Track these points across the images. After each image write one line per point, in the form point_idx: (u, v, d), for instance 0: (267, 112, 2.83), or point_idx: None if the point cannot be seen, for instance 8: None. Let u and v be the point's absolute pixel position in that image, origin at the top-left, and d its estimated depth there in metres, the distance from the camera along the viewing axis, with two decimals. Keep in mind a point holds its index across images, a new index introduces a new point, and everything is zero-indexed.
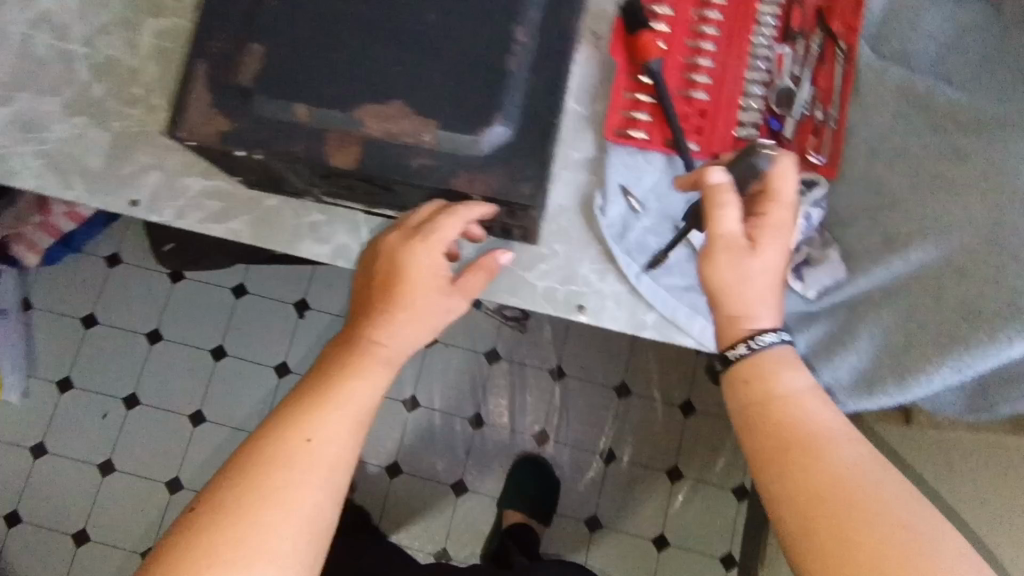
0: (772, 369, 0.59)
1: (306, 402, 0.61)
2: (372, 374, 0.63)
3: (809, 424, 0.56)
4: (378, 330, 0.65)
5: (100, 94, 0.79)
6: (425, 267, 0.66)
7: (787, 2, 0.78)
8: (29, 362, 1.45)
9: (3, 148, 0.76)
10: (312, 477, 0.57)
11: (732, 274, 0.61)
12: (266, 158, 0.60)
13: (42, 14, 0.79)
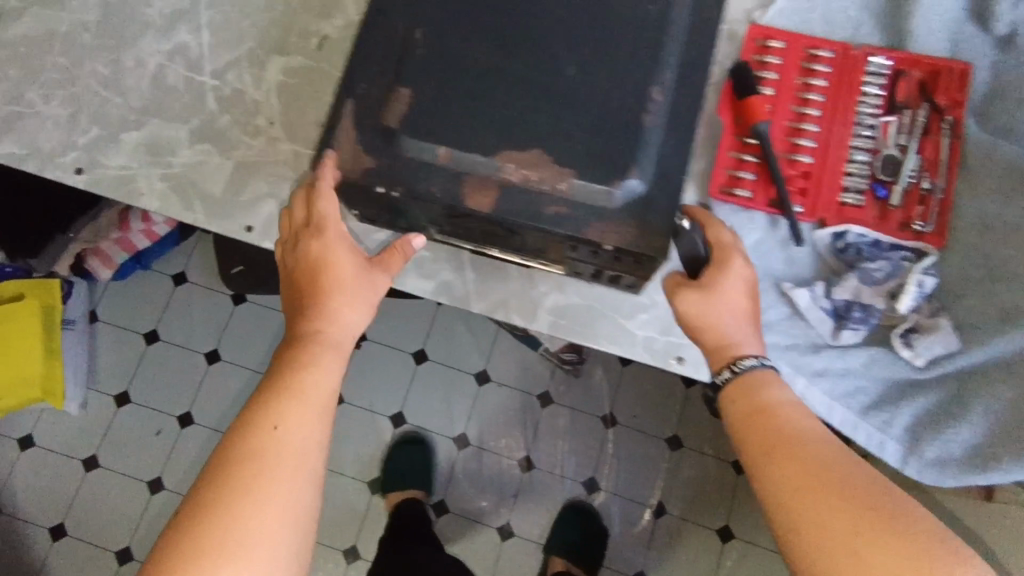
0: (749, 387, 0.64)
1: (267, 395, 0.63)
2: (326, 361, 0.65)
3: (795, 426, 0.61)
4: (315, 317, 0.66)
5: (225, 125, 0.82)
6: (335, 259, 0.67)
7: (893, 73, 0.80)
8: (90, 375, 1.47)
9: (131, 170, 0.80)
10: (288, 470, 0.60)
11: (707, 307, 0.66)
12: (403, 196, 0.62)
13: (178, 47, 0.83)
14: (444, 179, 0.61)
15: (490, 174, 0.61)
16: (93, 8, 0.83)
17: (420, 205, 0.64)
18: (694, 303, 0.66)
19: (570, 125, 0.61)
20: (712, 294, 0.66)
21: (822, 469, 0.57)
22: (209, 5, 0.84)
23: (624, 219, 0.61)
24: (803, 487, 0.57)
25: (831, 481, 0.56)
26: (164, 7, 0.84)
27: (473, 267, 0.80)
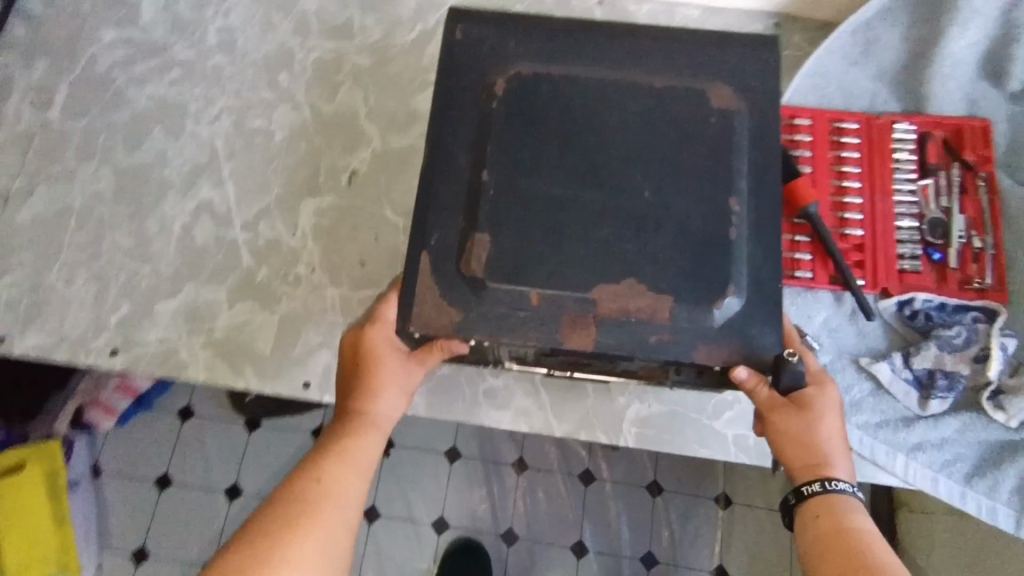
0: (838, 509, 0.59)
1: (306, 468, 0.61)
2: (365, 443, 0.63)
3: (867, 554, 0.56)
4: (360, 395, 0.65)
5: (264, 278, 0.78)
6: (383, 339, 0.64)
7: (920, 135, 0.80)
8: (101, 534, 1.36)
9: (171, 342, 0.75)
10: (311, 551, 0.56)
11: (801, 431, 0.62)
12: (494, 344, 0.60)
13: (203, 204, 0.79)
14: (540, 326, 0.59)
15: (585, 312, 0.59)
16: (108, 177, 0.79)
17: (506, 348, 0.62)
18: (786, 424, 0.62)
19: (658, 249, 0.60)
20: (807, 419, 0.62)
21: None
22: (229, 156, 0.81)
23: (733, 340, 0.58)
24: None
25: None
26: (183, 164, 0.80)
27: (549, 388, 0.76)
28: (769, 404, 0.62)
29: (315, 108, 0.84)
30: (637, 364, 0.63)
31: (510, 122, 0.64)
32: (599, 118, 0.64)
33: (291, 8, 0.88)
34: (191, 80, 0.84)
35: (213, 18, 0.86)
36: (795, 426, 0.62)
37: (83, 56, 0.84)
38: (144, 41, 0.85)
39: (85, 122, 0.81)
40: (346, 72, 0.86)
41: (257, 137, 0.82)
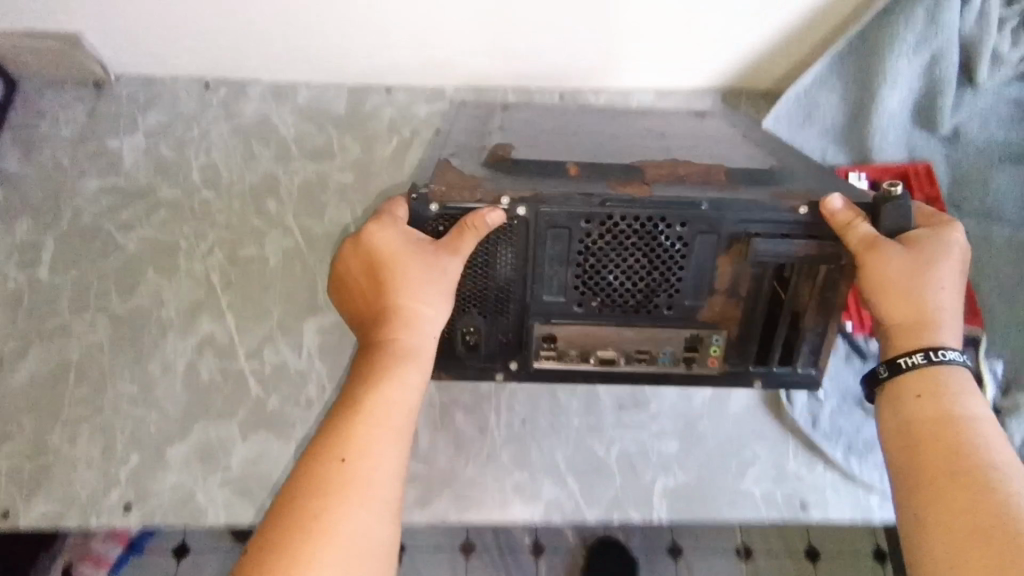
0: (942, 386, 0.56)
1: (339, 416, 0.56)
2: (400, 374, 0.58)
3: (965, 445, 0.52)
4: (390, 321, 0.61)
5: (275, 404, 0.76)
6: (398, 242, 0.62)
7: (874, 181, 0.84)
8: None
9: (185, 486, 0.71)
10: (359, 501, 0.52)
11: (906, 278, 0.58)
12: (534, 201, 0.60)
13: (205, 338, 0.79)
14: (587, 181, 0.62)
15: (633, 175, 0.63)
16: (104, 325, 0.78)
17: (553, 229, 0.61)
18: (890, 273, 0.58)
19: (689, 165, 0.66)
20: (909, 264, 0.58)
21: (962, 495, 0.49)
22: (226, 286, 0.82)
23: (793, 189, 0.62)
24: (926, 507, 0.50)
25: (962, 512, 0.49)
26: (180, 301, 0.81)
27: (574, 472, 0.76)
28: (874, 249, 0.57)
29: (305, 227, 0.86)
30: (709, 267, 0.63)
31: (524, 147, 0.70)
32: (591, 152, 0.69)
33: (270, 136, 0.92)
34: (180, 217, 0.86)
35: (196, 156, 0.89)
36: (900, 272, 0.58)
37: (67, 209, 0.85)
38: (128, 187, 0.87)
39: (76, 272, 0.81)
40: (332, 189, 0.89)
41: (251, 264, 0.84)
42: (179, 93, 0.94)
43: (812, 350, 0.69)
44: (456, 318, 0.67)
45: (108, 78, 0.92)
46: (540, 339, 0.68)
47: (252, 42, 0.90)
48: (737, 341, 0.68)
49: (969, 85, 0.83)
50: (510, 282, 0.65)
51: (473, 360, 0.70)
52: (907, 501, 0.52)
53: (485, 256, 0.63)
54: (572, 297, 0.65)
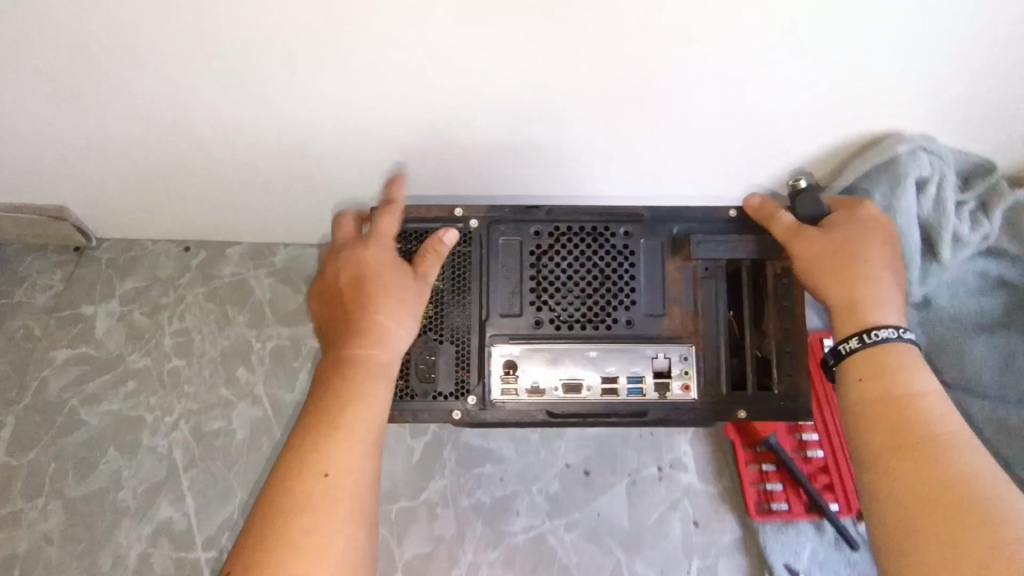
0: (897, 366, 0.56)
1: (312, 429, 0.56)
2: (371, 390, 0.58)
3: (907, 422, 0.54)
4: (362, 337, 0.59)
5: None
6: (390, 260, 0.63)
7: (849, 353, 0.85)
8: None
9: None
10: (344, 513, 0.53)
11: (840, 259, 0.60)
12: (484, 213, 0.67)
13: (162, 524, 0.77)
14: None
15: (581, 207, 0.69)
16: (57, 512, 0.77)
17: (505, 242, 0.66)
18: (816, 254, 0.61)
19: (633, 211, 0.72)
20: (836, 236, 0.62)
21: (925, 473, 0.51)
22: (188, 464, 0.80)
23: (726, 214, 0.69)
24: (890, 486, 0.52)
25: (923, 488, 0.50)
26: (139, 482, 0.79)
27: None
28: (797, 232, 0.62)
29: (275, 398, 0.85)
30: (661, 277, 0.66)
31: None
32: None
33: (245, 300, 0.91)
34: (147, 389, 0.84)
35: (169, 322, 0.89)
36: (830, 251, 0.61)
37: (34, 382, 0.84)
38: (98, 357, 0.86)
39: (35, 453, 0.80)
40: (305, 356, 0.87)
41: (216, 439, 0.82)
42: (158, 257, 0.93)
43: (789, 371, 0.65)
44: (415, 345, 0.65)
45: (89, 243, 0.93)
46: (499, 366, 0.65)
47: (229, 212, 0.89)
48: (708, 360, 0.65)
49: (934, 261, 0.81)
50: (464, 314, 0.65)
51: (430, 394, 0.64)
52: (871, 479, 0.53)
53: (439, 302, 0.66)
54: (527, 311, 0.66)
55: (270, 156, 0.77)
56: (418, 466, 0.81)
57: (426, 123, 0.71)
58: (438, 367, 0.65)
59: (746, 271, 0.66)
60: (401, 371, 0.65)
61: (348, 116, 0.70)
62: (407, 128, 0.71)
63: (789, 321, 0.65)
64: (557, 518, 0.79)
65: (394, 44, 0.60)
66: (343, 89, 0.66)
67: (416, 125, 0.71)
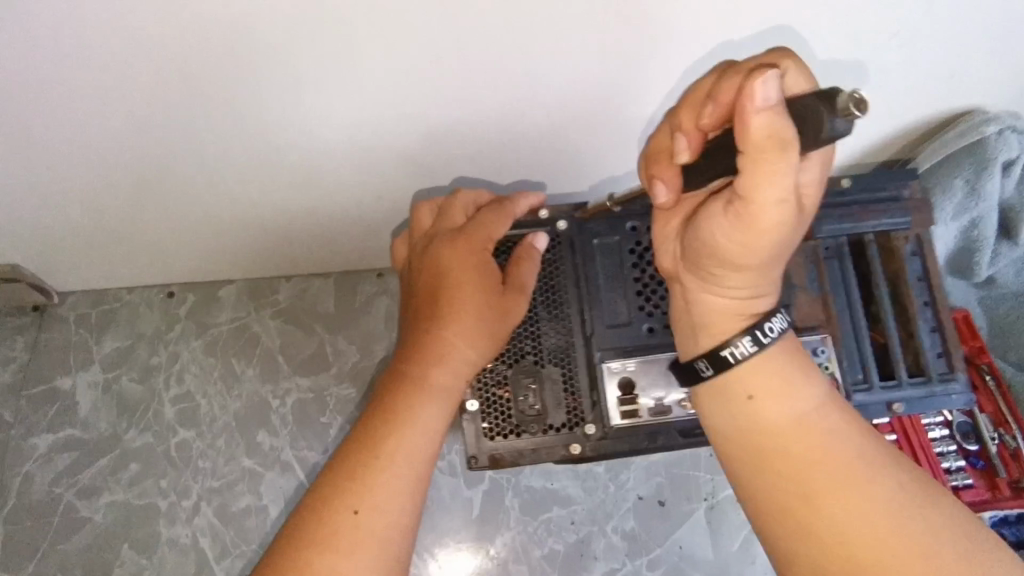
0: (770, 386, 0.40)
1: (349, 453, 0.44)
2: (423, 416, 0.45)
3: (855, 436, 0.39)
4: (428, 352, 0.47)
5: None
6: (476, 262, 0.49)
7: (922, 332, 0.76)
8: None
9: None
10: (371, 559, 0.41)
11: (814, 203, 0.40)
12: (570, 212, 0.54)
13: None
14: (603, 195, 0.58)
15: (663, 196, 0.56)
16: None
17: (600, 241, 0.54)
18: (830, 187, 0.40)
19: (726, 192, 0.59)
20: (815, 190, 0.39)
21: (916, 520, 0.36)
22: (220, 555, 0.70)
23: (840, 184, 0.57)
24: (877, 548, 0.35)
25: (924, 544, 0.35)
26: None
27: None
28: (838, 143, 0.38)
29: (306, 462, 0.74)
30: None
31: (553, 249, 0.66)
32: None
33: (252, 350, 0.79)
34: (155, 471, 0.73)
35: (166, 387, 0.77)
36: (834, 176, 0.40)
37: (16, 481, 0.72)
38: (88, 440, 0.74)
39: (36, 564, 0.70)
40: (332, 410, 0.77)
41: (247, 520, 0.72)
42: (138, 308, 0.79)
43: (942, 352, 0.53)
44: (509, 373, 0.52)
45: (51, 301, 0.78)
46: (614, 388, 0.51)
47: (218, 249, 0.75)
48: (848, 353, 0.52)
49: (1008, 240, 0.77)
50: (563, 331, 0.53)
51: (539, 430, 0.52)
52: (839, 535, 0.36)
53: (530, 318, 0.53)
54: (638, 318, 0.53)
55: (270, 187, 0.64)
56: (480, 520, 0.74)
57: (460, 137, 0.59)
58: (542, 400, 0.52)
59: (874, 242, 0.53)
60: (497, 407, 0.52)
61: (366, 136, 0.58)
62: (434, 146, 0.61)
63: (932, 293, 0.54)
64: (637, 558, 0.73)
65: (433, 54, 0.49)
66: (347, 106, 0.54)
67: (449, 139, 0.60)
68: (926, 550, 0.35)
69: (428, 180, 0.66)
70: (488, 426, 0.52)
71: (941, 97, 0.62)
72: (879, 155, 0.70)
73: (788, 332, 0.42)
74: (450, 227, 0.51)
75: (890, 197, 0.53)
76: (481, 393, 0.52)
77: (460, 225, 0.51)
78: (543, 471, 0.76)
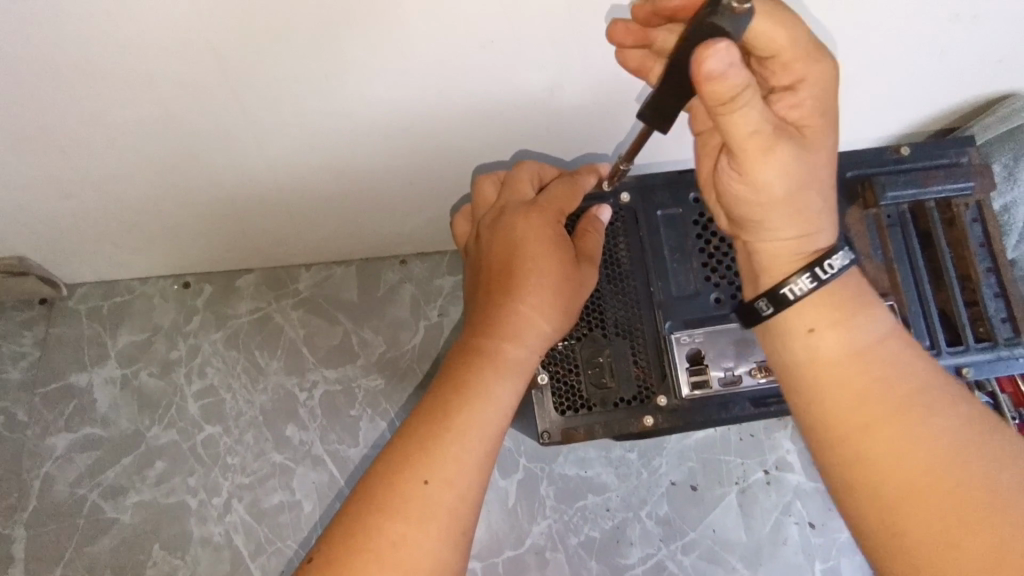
0: (833, 313, 0.38)
1: (423, 418, 0.43)
2: (496, 390, 0.44)
3: (897, 374, 0.36)
4: (502, 325, 0.46)
5: None
6: (546, 233, 0.49)
7: None
8: None
9: None
10: (440, 530, 0.40)
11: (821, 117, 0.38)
12: (637, 186, 0.56)
13: None
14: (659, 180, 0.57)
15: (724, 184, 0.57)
16: None
17: (664, 213, 0.56)
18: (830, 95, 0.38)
19: None
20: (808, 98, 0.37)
21: (979, 454, 0.33)
22: (255, 552, 0.69)
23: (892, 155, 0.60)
24: (895, 486, 0.34)
25: (990, 481, 0.33)
26: None
27: None
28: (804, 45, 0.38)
29: (337, 455, 0.73)
30: (839, 230, 0.56)
31: None
32: None
33: (276, 340, 0.77)
34: (182, 469, 0.71)
35: (188, 381, 0.74)
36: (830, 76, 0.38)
37: (36, 482, 0.70)
38: (109, 438, 0.72)
39: (63, 568, 0.68)
40: (361, 402, 0.75)
41: (281, 515, 0.70)
42: (153, 300, 0.76)
43: (1008, 316, 0.55)
44: (578, 347, 0.54)
45: (60, 294, 0.75)
46: (684, 357, 0.53)
47: (237, 239, 0.72)
48: (915, 319, 0.55)
49: None
50: (629, 302, 0.54)
51: (610, 402, 0.54)
52: (859, 470, 0.35)
53: (595, 290, 0.54)
54: (704, 288, 0.54)
55: (298, 174, 0.62)
56: (516, 509, 0.74)
57: (501, 116, 0.57)
58: (611, 370, 0.54)
59: (935, 209, 0.57)
60: (568, 382, 0.54)
61: (403, 118, 0.55)
62: (471, 127, 0.58)
63: (994, 258, 0.56)
64: (672, 542, 0.74)
65: (487, 38, 0.47)
66: (387, 94, 0.52)
67: (488, 119, 0.57)
68: (953, 492, 0.33)
69: (461, 164, 0.64)
70: (560, 401, 0.54)
71: (988, 74, 0.61)
72: (915, 133, 0.70)
73: (852, 266, 0.38)
74: (519, 200, 0.51)
75: (950, 164, 0.57)
76: (551, 367, 0.54)
77: (529, 199, 0.51)
78: (577, 459, 0.76)
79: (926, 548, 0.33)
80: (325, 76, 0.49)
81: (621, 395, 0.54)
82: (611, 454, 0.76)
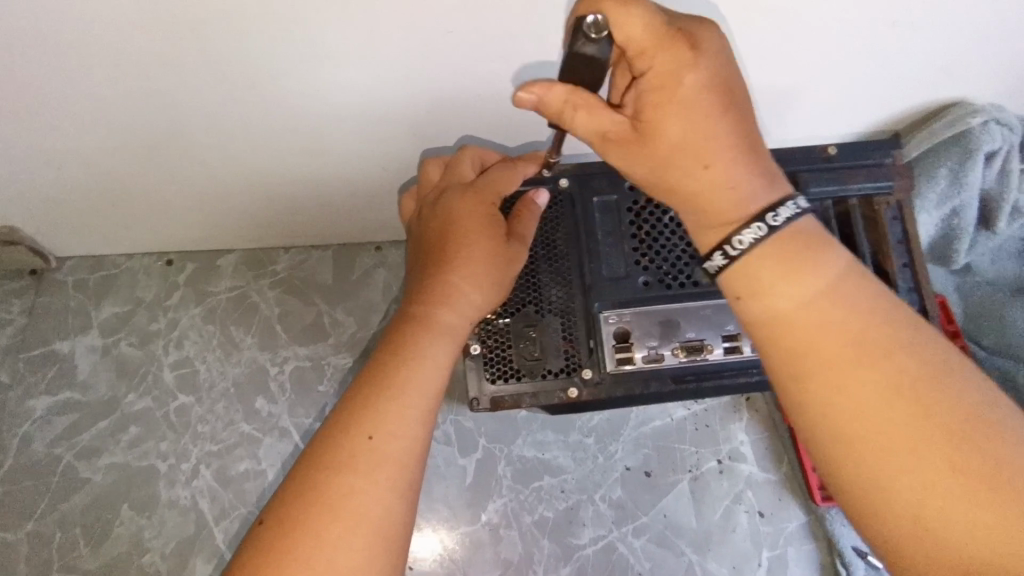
0: (778, 269, 0.38)
1: (364, 381, 0.45)
2: (432, 349, 0.47)
3: (865, 318, 0.36)
4: (436, 294, 0.49)
5: None
6: (477, 212, 0.52)
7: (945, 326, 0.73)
8: None
9: None
10: (388, 481, 0.42)
11: (677, 102, 0.38)
12: (576, 176, 0.58)
13: None
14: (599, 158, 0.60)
15: None
16: None
17: (600, 200, 0.58)
18: (680, 78, 0.38)
19: None
20: (651, 93, 0.39)
21: (917, 403, 0.34)
22: (218, 515, 0.72)
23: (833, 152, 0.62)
24: (875, 436, 0.34)
25: (924, 429, 0.34)
26: (166, 542, 0.71)
27: None
28: (633, 45, 0.38)
29: (304, 429, 0.76)
30: None
31: None
32: None
33: (252, 318, 0.80)
34: (155, 434, 0.75)
35: (165, 352, 0.78)
36: (670, 63, 0.38)
37: (15, 441, 0.74)
38: (88, 402, 0.76)
39: (35, 523, 0.72)
40: (330, 379, 0.78)
41: (245, 483, 0.73)
42: (137, 274, 0.80)
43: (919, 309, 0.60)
44: (512, 322, 0.57)
45: (49, 265, 0.79)
46: (611, 335, 0.56)
47: (218, 220, 0.76)
48: None
49: (986, 230, 0.79)
50: (561, 284, 0.57)
51: (539, 373, 0.57)
52: (831, 420, 0.36)
53: (532, 269, 0.57)
54: (634, 272, 0.57)
55: (275, 157, 0.65)
56: (473, 487, 0.77)
57: (464, 108, 0.60)
58: (542, 345, 0.57)
59: (858, 207, 0.62)
60: (500, 355, 0.57)
61: (367, 104, 0.58)
62: (434, 115, 0.61)
63: (911, 255, 0.61)
64: (624, 525, 0.76)
65: (442, 30, 0.50)
66: (348, 84, 0.55)
67: (449, 107, 0.60)
68: (930, 432, 0.34)
69: (428, 152, 0.67)
70: (491, 371, 0.57)
71: (930, 82, 0.62)
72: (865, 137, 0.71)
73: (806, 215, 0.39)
74: (460, 182, 0.55)
75: (874, 165, 0.61)
76: (484, 339, 0.57)
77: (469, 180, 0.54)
78: (535, 441, 0.79)
79: (896, 487, 0.34)
80: (288, 62, 0.52)
81: (550, 367, 0.57)
82: (568, 438, 0.79)
